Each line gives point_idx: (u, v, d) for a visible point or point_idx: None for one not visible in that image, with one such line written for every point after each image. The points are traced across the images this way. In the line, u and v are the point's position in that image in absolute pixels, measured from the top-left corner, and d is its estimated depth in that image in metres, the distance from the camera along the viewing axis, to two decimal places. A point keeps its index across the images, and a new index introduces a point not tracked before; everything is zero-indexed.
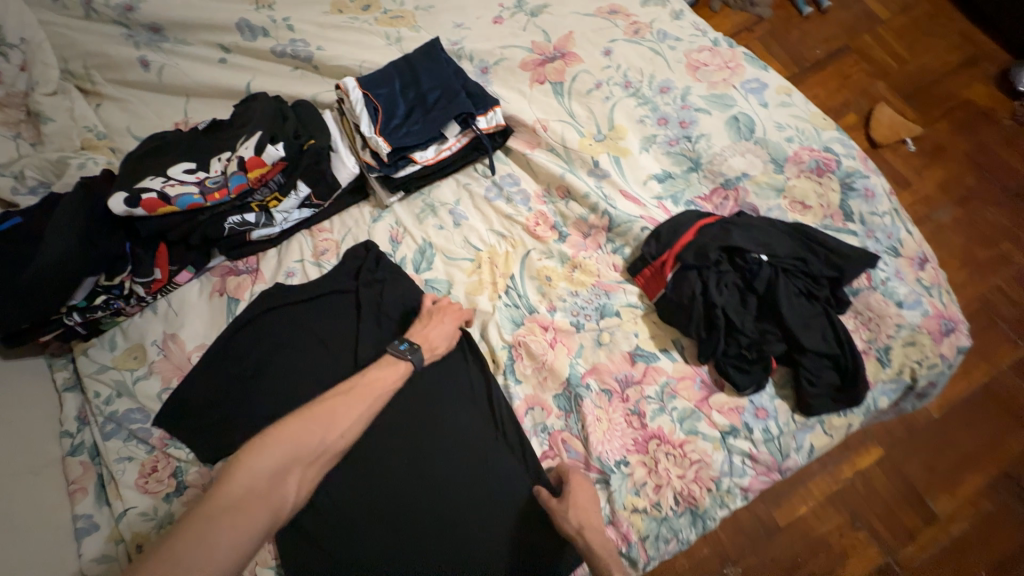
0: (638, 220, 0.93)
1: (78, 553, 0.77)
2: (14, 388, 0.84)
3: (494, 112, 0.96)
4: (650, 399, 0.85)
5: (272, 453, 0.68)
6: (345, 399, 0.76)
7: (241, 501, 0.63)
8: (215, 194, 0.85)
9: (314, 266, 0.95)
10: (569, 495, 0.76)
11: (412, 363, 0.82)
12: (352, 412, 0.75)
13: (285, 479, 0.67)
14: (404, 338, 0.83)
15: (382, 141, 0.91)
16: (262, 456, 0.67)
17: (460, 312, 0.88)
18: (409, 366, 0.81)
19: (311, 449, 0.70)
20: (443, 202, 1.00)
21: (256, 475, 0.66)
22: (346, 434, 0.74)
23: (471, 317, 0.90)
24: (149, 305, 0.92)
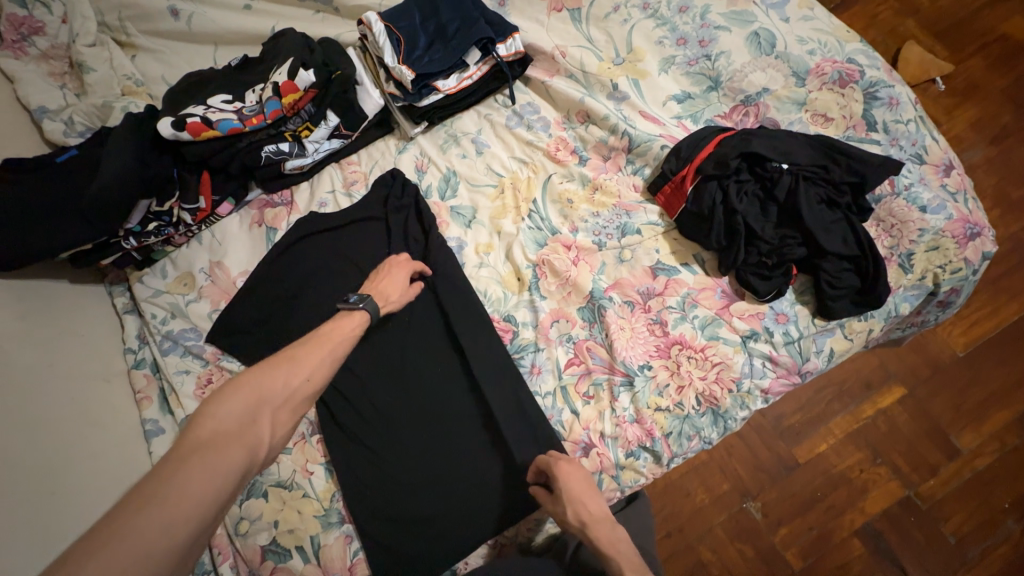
0: (658, 139, 0.94)
1: (149, 451, 0.85)
2: (80, 310, 0.91)
3: (513, 39, 0.97)
4: (671, 308, 0.89)
5: (237, 395, 0.59)
6: (305, 345, 0.69)
7: (211, 443, 0.53)
8: (253, 120, 0.88)
9: (345, 196, 1.00)
10: (562, 489, 0.73)
11: (366, 311, 0.78)
12: (316, 356, 0.69)
13: (257, 421, 0.59)
14: (354, 293, 0.81)
15: (406, 69, 0.94)
16: (225, 401, 0.58)
17: (407, 263, 0.88)
18: (365, 314, 0.78)
19: (279, 392, 0.62)
20: (465, 131, 1.03)
21: (222, 420, 0.56)
22: (313, 376, 0.67)
23: (422, 266, 0.89)
24: (195, 235, 0.98)
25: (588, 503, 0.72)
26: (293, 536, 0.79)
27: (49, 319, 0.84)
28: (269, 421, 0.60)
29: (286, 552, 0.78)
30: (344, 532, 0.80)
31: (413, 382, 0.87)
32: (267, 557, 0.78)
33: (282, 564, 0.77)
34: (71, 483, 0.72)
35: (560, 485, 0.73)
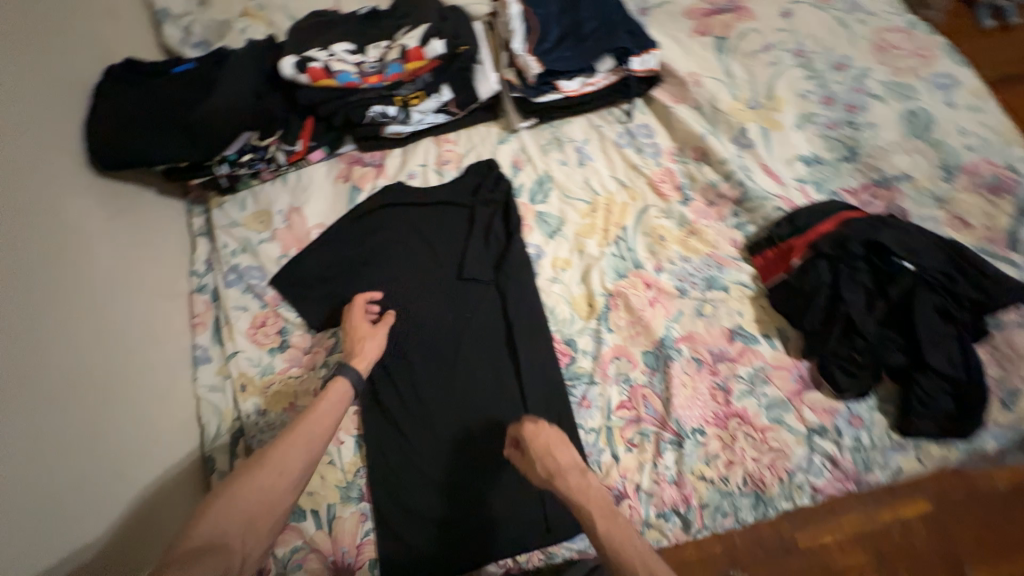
0: (773, 199, 0.88)
1: (193, 377, 0.86)
2: (161, 222, 0.92)
3: (650, 55, 0.90)
4: (740, 379, 0.84)
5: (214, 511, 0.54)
6: (289, 440, 0.62)
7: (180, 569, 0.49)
8: (371, 78, 0.84)
9: (436, 174, 0.97)
10: (528, 451, 0.68)
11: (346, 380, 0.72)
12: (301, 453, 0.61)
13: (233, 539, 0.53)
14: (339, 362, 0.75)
15: (534, 61, 0.89)
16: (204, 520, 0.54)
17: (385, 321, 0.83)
18: (346, 384, 0.71)
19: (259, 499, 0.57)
20: (571, 138, 0.99)
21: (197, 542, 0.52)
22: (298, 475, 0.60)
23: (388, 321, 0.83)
24: (281, 175, 0.97)
25: (559, 455, 0.66)
26: (311, 498, 0.80)
27: (132, 225, 0.86)
28: (246, 538, 0.54)
29: (302, 512, 0.79)
30: (360, 509, 0.79)
31: (460, 381, 0.85)
32: None
33: (295, 522, 0.78)
34: (121, 394, 0.73)
35: (526, 438, 0.68)
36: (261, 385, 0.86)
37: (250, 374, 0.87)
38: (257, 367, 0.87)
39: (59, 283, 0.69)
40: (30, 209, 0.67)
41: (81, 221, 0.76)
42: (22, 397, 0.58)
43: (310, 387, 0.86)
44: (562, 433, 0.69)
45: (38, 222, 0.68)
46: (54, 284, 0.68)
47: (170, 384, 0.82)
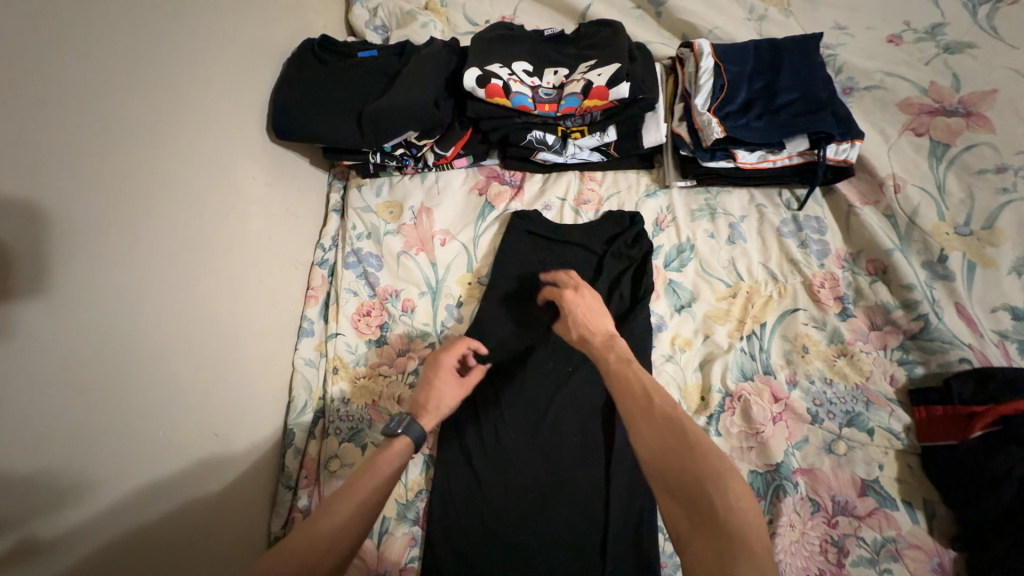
0: (961, 348, 0.74)
1: (295, 346, 0.89)
2: (306, 190, 0.97)
3: (851, 146, 0.79)
4: (861, 543, 0.71)
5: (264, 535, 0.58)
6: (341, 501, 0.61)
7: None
8: (545, 106, 0.81)
9: (572, 212, 0.92)
10: (569, 307, 0.76)
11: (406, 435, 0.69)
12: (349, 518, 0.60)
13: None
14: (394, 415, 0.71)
15: (718, 125, 0.80)
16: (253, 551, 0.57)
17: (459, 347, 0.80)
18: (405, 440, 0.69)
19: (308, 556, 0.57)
20: (728, 211, 0.89)
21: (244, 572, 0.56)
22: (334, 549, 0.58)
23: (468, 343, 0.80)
24: (421, 173, 0.97)
25: (594, 320, 0.74)
26: None
27: (285, 191, 0.91)
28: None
29: None
30: (411, 532, 0.77)
31: (543, 433, 0.80)
32: None
33: None
34: (223, 355, 0.75)
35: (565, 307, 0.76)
36: (352, 373, 0.87)
37: (344, 359, 0.88)
38: (352, 353, 0.88)
39: (209, 244, 0.74)
40: (200, 171, 0.73)
41: (243, 182, 0.81)
42: (146, 349, 0.62)
43: (394, 392, 0.85)
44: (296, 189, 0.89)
45: (207, 184, 0.74)
46: (206, 243, 0.73)
47: (279, 348, 0.86)
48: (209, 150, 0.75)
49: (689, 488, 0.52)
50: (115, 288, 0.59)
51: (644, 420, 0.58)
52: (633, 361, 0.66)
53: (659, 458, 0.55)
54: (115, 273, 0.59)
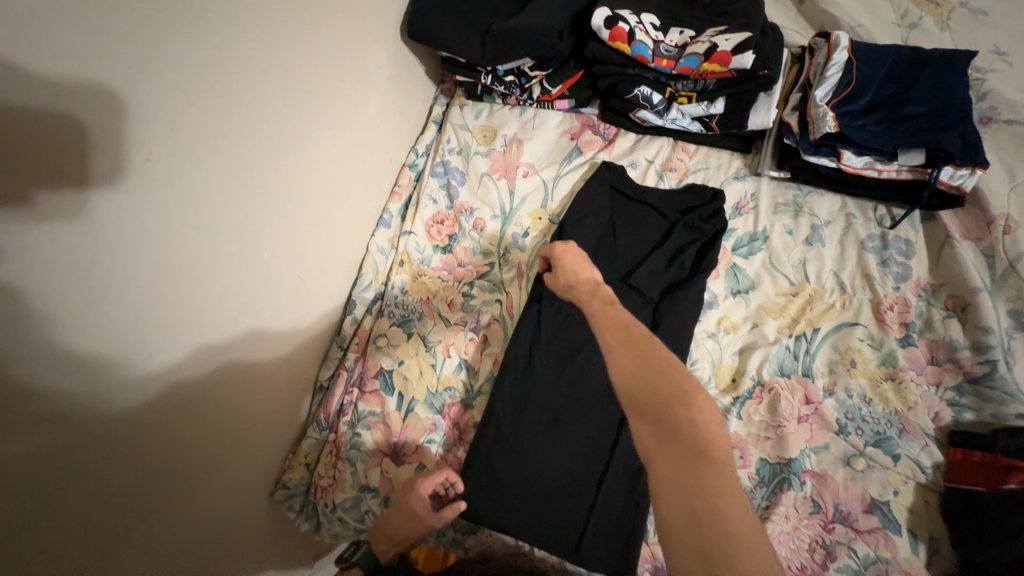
0: (1021, 403, 0.71)
1: (373, 233, 0.98)
2: (415, 97, 1.03)
3: (970, 173, 0.76)
4: (852, 554, 0.72)
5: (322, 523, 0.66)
6: None
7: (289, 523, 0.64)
8: (663, 62, 0.82)
9: (656, 175, 0.94)
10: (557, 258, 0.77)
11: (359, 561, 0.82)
12: None
13: None
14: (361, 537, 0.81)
15: (833, 119, 0.78)
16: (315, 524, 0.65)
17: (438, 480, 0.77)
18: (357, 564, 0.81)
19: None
20: (813, 212, 0.88)
21: None
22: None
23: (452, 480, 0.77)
24: (522, 106, 1.01)
25: (579, 270, 0.74)
26: (402, 383, 0.87)
27: (399, 91, 0.98)
28: None
29: (391, 388, 0.87)
30: (433, 419, 0.85)
31: (574, 370, 0.86)
32: (376, 378, 0.88)
33: (382, 392, 0.87)
34: (317, 214, 0.84)
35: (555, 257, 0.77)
36: (415, 269, 0.94)
37: (411, 255, 0.95)
38: (419, 252, 0.96)
39: (329, 117, 0.82)
40: (335, 50, 0.81)
41: (368, 71, 0.89)
42: (263, 183, 0.72)
43: (448, 296, 0.92)
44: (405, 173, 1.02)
45: (340, 64, 0.82)
46: (328, 118, 0.82)
47: (360, 229, 0.95)
48: (346, 33, 0.82)
49: (655, 399, 0.50)
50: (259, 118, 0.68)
51: (618, 347, 0.57)
52: (615, 302, 0.66)
53: (632, 379, 0.53)
54: (253, 109, 0.67)
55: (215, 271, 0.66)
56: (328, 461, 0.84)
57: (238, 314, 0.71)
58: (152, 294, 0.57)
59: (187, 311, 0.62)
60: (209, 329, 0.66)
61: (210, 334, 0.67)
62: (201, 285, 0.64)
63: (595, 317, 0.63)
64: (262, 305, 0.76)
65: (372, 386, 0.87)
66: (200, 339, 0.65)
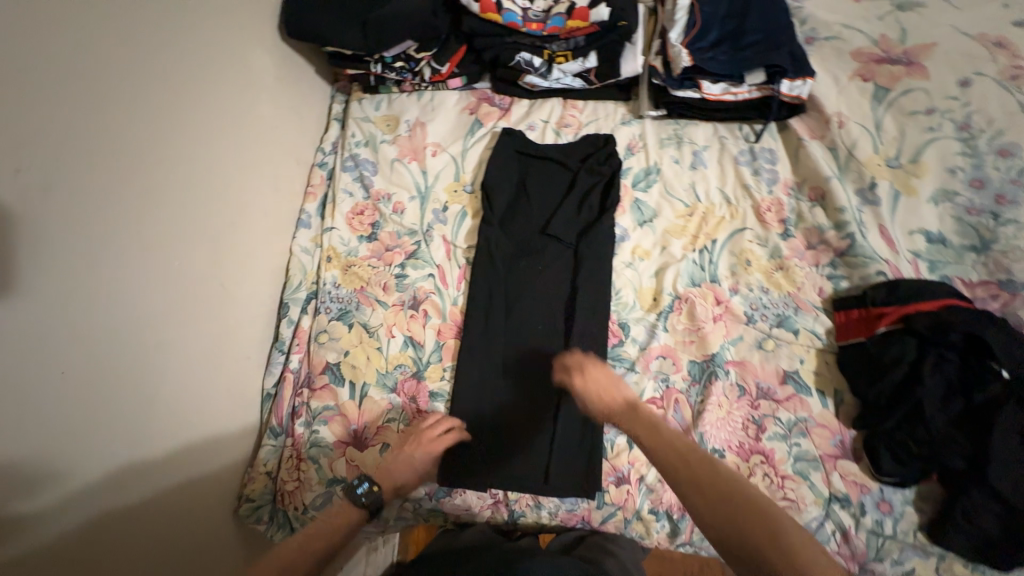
0: (879, 263, 0.85)
1: (293, 235, 0.98)
2: (311, 96, 1.04)
3: (803, 83, 0.89)
4: (777, 421, 0.82)
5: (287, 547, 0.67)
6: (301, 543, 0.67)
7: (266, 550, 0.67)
8: (533, 25, 0.91)
9: (553, 133, 1.01)
10: (590, 372, 0.77)
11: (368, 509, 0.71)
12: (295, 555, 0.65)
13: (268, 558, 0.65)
14: (360, 479, 0.73)
15: (685, 54, 0.90)
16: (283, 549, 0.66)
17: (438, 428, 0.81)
18: (362, 513, 0.71)
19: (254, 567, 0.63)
20: (692, 141, 0.99)
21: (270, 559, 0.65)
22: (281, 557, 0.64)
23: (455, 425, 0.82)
24: (418, 91, 1.05)
25: (624, 389, 0.74)
26: (352, 371, 0.88)
27: (292, 92, 0.98)
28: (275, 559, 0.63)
29: (341, 379, 0.88)
30: (389, 399, 0.87)
31: (516, 321, 0.90)
32: (324, 372, 0.88)
33: (333, 385, 0.87)
34: (226, 221, 0.83)
35: (585, 369, 0.77)
36: (343, 262, 0.96)
37: (337, 249, 0.96)
38: (345, 245, 0.97)
39: (219, 121, 0.82)
40: (211, 54, 0.80)
41: (255, 74, 0.89)
42: (153, 193, 0.71)
43: (381, 280, 0.94)
44: (347, 224, 0.98)
45: (221, 68, 0.82)
46: (219, 122, 0.82)
47: (279, 233, 0.95)
48: (222, 38, 0.82)
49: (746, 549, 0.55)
50: (132, 127, 0.67)
51: (695, 491, 0.60)
52: (642, 406, 0.72)
53: (722, 526, 0.57)
54: (126, 117, 0.67)
55: (113, 291, 0.65)
56: (290, 465, 0.83)
57: (152, 329, 0.71)
58: (48, 333, 0.57)
59: (85, 337, 0.61)
60: (118, 349, 0.66)
61: (122, 354, 0.66)
62: (102, 311, 0.63)
63: (658, 447, 0.65)
64: (180, 317, 0.75)
65: (322, 382, 0.88)
66: (109, 362, 0.65)
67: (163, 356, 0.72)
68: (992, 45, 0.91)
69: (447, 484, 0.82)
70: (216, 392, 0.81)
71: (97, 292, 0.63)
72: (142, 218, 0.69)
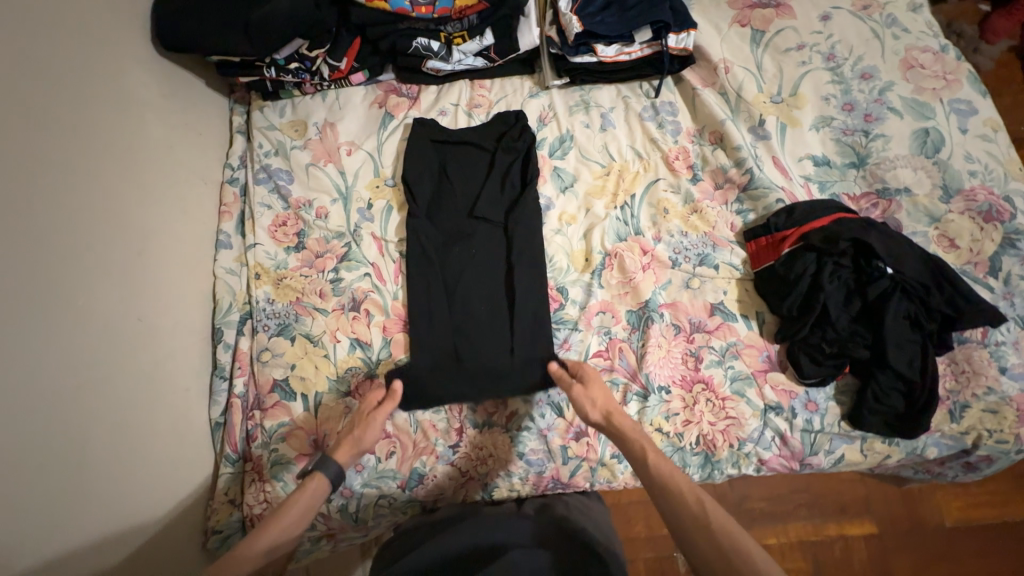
0: (777, 191, 0.93)
1: (214, 258, 0.94)
2: (207, 112, 0.99)
3: (687, 35, 0.95)
4: (712, 350, 0.89)
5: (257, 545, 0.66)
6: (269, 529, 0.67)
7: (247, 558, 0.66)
8: (422, 9, 0.90)
9: (466, 115, 1.02)
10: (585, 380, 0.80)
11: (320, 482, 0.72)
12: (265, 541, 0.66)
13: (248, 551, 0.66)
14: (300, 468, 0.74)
15: (575, 20, 0.93)
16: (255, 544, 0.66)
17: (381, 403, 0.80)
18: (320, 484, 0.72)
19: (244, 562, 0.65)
20: (598, 104, 1.03)
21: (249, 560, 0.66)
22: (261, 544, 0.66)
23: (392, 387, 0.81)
24: (321, 92, 1.02)
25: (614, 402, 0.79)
26: (302, 383, 0.87)
27: (183, 109, 0.93)
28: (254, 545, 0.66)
29: (292, 393, 0.86)
30: (345, 403, 0.86)
31: (459, 304, 0.92)
32: (274, 390, 0.86)
33: (284, 401, 0.86)
34: (132, 254, 0.79)
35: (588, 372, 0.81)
36: (274, 276, 0.93)
37: (265, 265, 0.94)
38: (272, 259, 0.94)
39: (103, 145, 0.76)
40: (79, 76, 0.74)
41: (137, 94, 0.84)
42: (39, 234, 0.65)
43: (316, 287, 0.92)
44: (296, 220, 0.97)
45: (93, 88, 0.76)
46: (104, 147, 0.77)
47: (197, 259, 0.91)
48: (89, 59, 0.76)
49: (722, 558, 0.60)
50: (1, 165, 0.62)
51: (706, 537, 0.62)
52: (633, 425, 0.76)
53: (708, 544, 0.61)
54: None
55: (19, 342, 0.61)
56: (253, 489, 0.82)
57: (73, 373, 0.67)
58: None
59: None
60: (30, 403, 0.61)
61: (43, 405, 0.62)
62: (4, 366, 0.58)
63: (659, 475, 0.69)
64: (99, 359, 0.70)
65: (272, 400, 0.86)
66: (25, 419, 0.60)
67: (85, 404, 0.67)
68: None
69: (418, 470, 0.84)
70: (152, 434, 0.77)
71: (2, 344, 0.58)
72: (31, 262, 0.64)
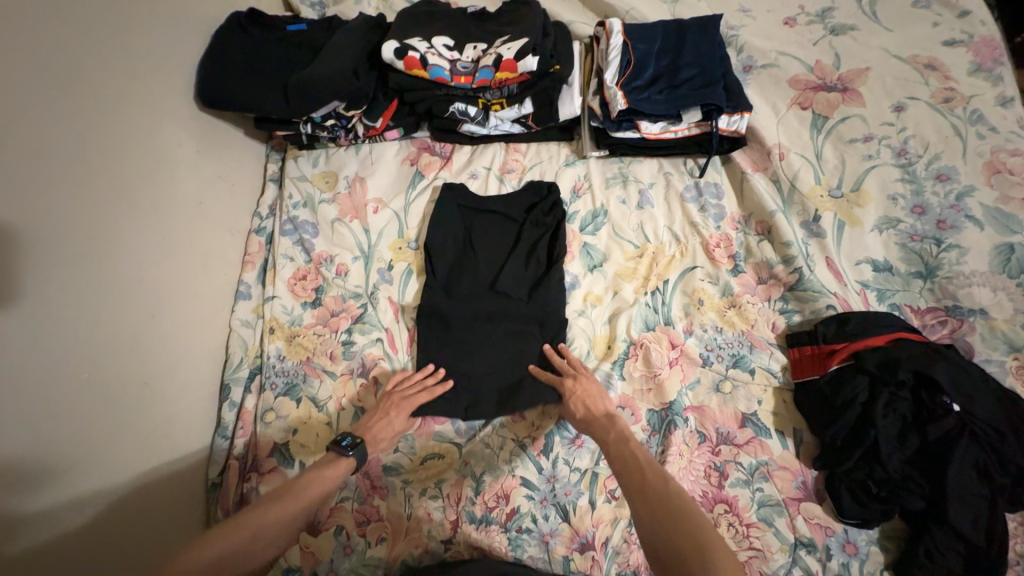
0: (828, 296, 0.84)
1: (233, 308, 0.94)
2: (243, 160, 1.00)
3: (740, 117, 0.89)
4: (739, 467, 0.81)
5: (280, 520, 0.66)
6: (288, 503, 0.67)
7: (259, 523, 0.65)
8: (461, 78, 0.88)
9: (497, 180, 0.99)
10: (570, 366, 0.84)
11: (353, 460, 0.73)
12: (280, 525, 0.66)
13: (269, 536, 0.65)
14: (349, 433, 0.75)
15: (621, 96, 0.88)
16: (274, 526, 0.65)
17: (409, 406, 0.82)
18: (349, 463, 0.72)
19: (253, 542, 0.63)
20: (637, 179, 0.97)
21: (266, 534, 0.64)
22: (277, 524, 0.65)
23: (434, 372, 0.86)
24: (355, 145, 1.02)
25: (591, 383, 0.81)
26: (301, 451, 0.84)
27: (218, 160, 0.95)
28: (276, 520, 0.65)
29: (290, 459, 0.84)
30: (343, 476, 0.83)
31: (465, 380, 0.87)
32: (272, 454, 0.84)
33: (281, 467, 0.83)
34: (151, 308, 0.79)
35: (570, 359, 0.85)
36: (287, 332, 0.92)
37: (280, 319, 0.93)
38: (288, 314, 0.93)
39: (131, 204, 0.77)
40: (121, 135, 0.76)
41: (176, 148, 0.86)
42: (61, 294, 0.66)
43: (327, 349, 0.90)
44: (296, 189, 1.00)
45: (135, 147, 0.78)
46: (130, 206, 0.77)
47: (215, 310, 0.91)
48: (133, 119, 0.78)
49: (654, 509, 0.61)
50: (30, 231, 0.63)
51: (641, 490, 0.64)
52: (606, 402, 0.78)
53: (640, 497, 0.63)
54: (22, 222, 0.62)
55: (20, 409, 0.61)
56: None
57: (68, 440, 0.66)
58: None
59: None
60: (26, 471, 0.61)
61: (28, 481, 0.61)
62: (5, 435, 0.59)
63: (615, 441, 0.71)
64: (105, 419, 0.71)
65: (269, 465, 0.83)
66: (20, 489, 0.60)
67: (85, 466, 0.68)
68: (924, 66, 0.91)
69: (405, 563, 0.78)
70: (150, 495, 0.76)
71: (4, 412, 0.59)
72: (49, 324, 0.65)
